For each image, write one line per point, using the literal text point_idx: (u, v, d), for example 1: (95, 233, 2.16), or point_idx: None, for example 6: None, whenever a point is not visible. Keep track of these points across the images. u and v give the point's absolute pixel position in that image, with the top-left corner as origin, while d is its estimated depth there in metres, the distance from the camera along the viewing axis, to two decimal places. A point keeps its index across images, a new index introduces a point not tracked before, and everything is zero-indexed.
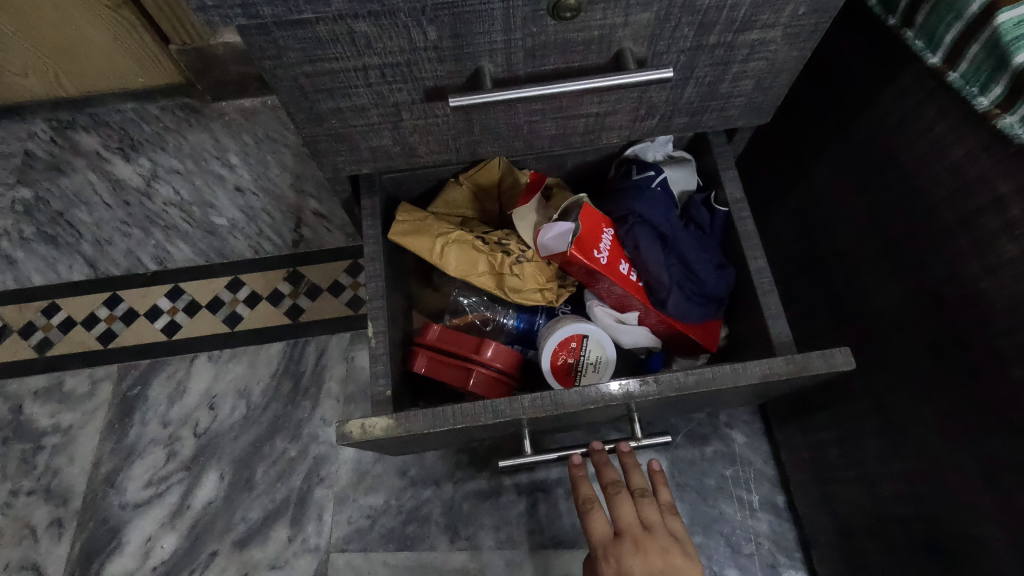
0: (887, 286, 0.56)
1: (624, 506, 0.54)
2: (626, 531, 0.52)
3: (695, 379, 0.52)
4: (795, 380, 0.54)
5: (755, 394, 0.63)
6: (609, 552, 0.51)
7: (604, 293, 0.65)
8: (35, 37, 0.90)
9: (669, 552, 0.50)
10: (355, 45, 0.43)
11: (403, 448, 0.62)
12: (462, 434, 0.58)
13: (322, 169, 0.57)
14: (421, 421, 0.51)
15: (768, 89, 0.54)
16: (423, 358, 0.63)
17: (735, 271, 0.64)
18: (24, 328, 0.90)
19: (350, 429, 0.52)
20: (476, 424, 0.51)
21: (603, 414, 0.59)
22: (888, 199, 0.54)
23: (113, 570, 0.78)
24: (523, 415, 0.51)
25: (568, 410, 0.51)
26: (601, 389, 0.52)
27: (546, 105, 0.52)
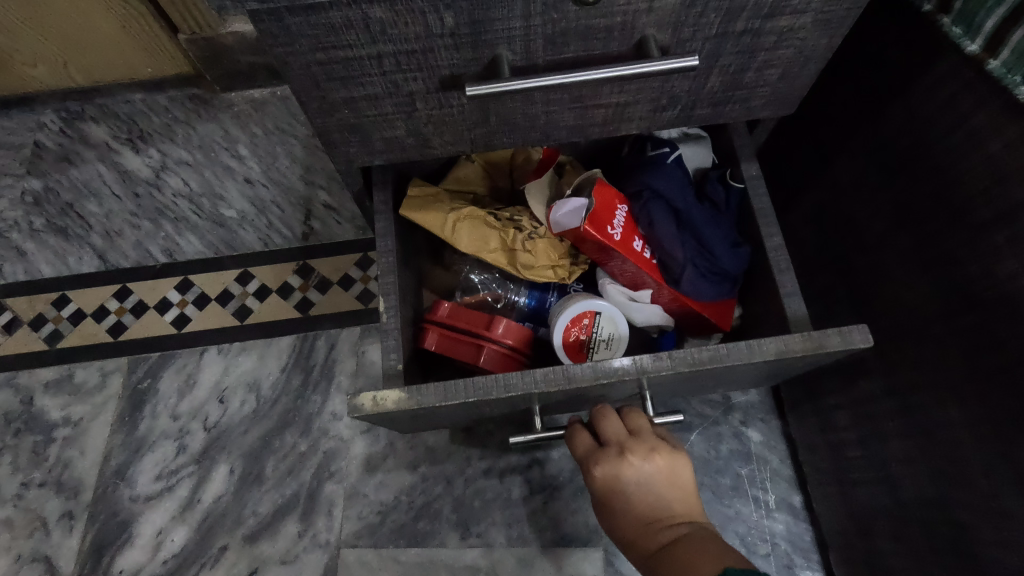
0: (915, 283, 0.54)
1: (610, 420, 0.55)
2: (612, 441, 0.53)
3: (709, 355, 0.50)
4: (813, 358, 0.52)
5: (769, 374, 0.62)
6: (594, 459, 0.52)
7: (616, 270, 0.63)
8: (44, 26, 0.89)
9: (656, 452, 0.51)
10: (369, 32, 0.42)
11: (413, 423, 0.62)
12: (472, 410, 0.57)
13: (335, 160, 0.56)
14: (433, 395, 0.50)
15: (794, 78, 0.52)
16: (434, 335, 0.62)
17: (754, 259, 0.62)
18: (35, 320, 0.90)
19: (360, 402, 0.51)
20: (488, 398, 0.50)
21: (614, 392, 0.58)
22: (919, 193, 0.53)
23: (124, 562, 0.78)
24: (536, 389, 0.50)
25: (579, 385, 0.50)
26: (614, 364, 0.50)
27: (564, 95, 0.50)
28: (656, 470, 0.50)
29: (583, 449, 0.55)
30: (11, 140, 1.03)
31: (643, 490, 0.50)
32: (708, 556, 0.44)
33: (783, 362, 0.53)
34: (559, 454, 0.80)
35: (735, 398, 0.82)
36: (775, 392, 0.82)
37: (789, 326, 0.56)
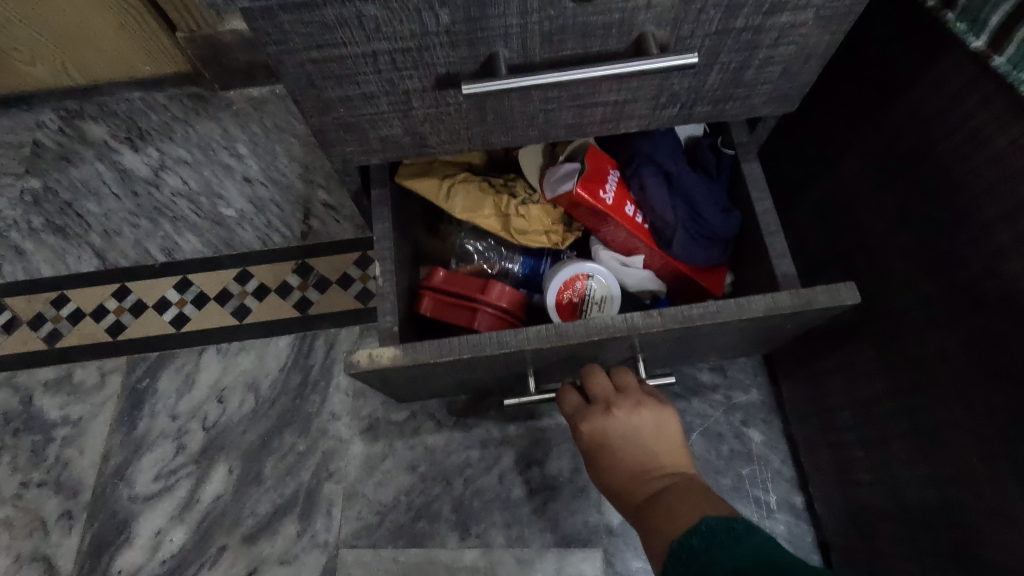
0: (917, 283, 0.54)
1: (598, 378, 0.56)
2: (598, 397, 0.55)
3: (699, 312, 0.51)
4: (801, 316, 0.53)
5: (759, 335, 0.63)
6: (582, 416, 0.54)
7: (609, 236, 0.64)
8: (41, 25, 0.89)
9: (640, 406, 0.52)
10: (363, 29, 0.41)
11: (409, 383, 0.63)
12: (468, 370, 0.58)
13: (331, 159, 0.55)
14: (428, 351, 0.52)
15: (796, 76, 0.52)
16: (429, 300, 0.63)
17: (752, 248, 0.62)
18: (34, 319, 0.90)
19: (357, 359, 0.52)
20: (482, 355, 0.51)
21: (607, 353, 0.59)
22: (922, 191, 0.52)
23: (123, 562, 0.77)
24: (528, 346, 0.51)
25: (571, 341, 0.51)
26: (605, 320, 0.51)
27: (562, 93, 0.50)
28: (640, 423, 0.52)
29: (573, 406, 0.57)
30: (10, 139, 1.03)
31: (628, 442, 0.51)
32: (690, 502, 0.45)
33: (773, 319, 0.53)
34: (559, 454, 0.79)
35: (736, 398, 0.81)
36: (777, 392, 0.81)
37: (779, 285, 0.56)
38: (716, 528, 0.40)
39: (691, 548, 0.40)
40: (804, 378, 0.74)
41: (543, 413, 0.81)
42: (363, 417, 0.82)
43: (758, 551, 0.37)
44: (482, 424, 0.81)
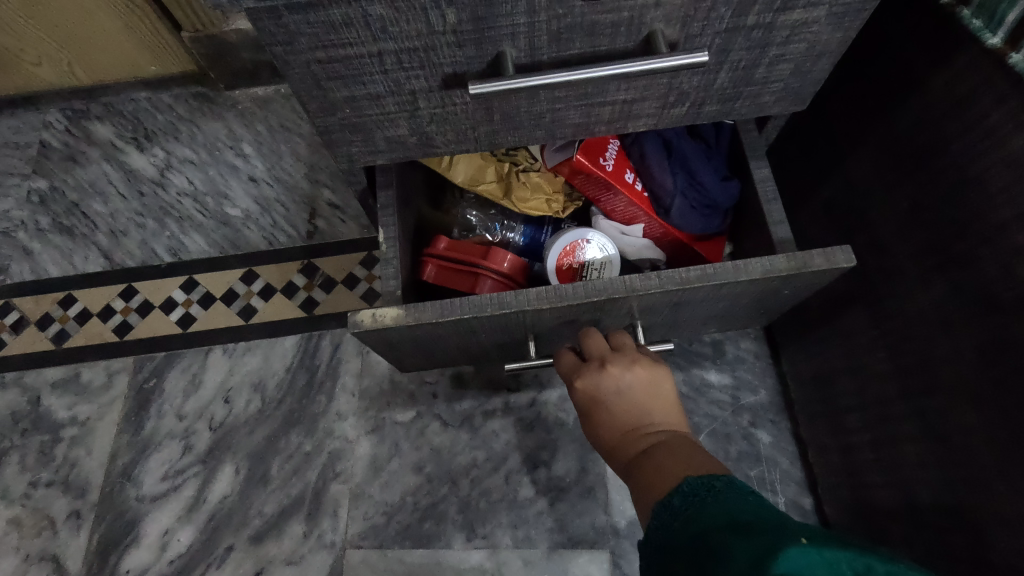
0: (930, 283, 0.53)
1: (595, 338, 0.57)
2: (595, 356, 0.56)
3: (697, 274, 0.52)
4: (798, 278, 0.54)
5: (756, 303, 0.64)
6: (578, 373, 0.55)
7: (609, 205, 0.67)
8: (46, 25, 0.89)
9: (635, 364, 0.53)
10: (369, 29, 0.41)
11: (412, 348, 0.64)
12: (470, 334, 0.60)
13: (337, 160, 0.55)
14: (430, 311, 0.53)
15: (807, 74, 0.51)
16: (432, 267, 0.64)
17: (755, 231, 0.63)
18: (41, 320, 0.90)
19: (360, 319, 0.53)
20: (483, 316, 0.52)
21: (605, 319, 0.60)
22: (935, 190, 0.51)
23: (131, 562, 0.78)
24: (528, 307, 0.52)
25: (569, 303, 0.52)
26: (604, 281, 0.52)
27: (570, 92, 0.49)
28: (635, 380, 0.52)
29: (569, 365, 0.58)
30: (17, 139, 1.03)
31: (621, 399, 0.51)
32: (680, 459, 0.45)
33: (770, 282, 0.54)
34: (565, 455, 0.79)
35: (744, 399, 0.81)
36: (786, 392, 0.80)
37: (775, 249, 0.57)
38: (696, 488, 0.40)
39: (672, 508, 0.40)
40: (813, 379, 0.73)
41: (550, 414, 0.81)
42: (369, 417, 0.82)
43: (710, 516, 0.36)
44: (488, 424, 0.81)
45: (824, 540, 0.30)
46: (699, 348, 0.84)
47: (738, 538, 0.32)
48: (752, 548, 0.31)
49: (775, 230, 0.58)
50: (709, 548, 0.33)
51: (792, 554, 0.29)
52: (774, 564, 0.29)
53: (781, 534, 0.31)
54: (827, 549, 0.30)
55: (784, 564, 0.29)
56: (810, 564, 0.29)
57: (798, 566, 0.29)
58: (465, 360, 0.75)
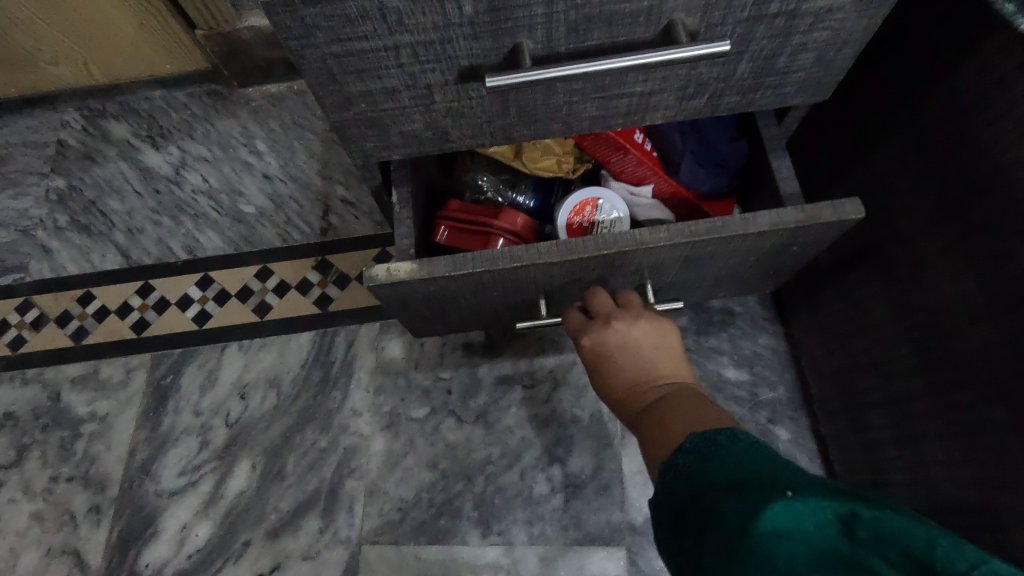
0: (958, 276, 0.51)
1: (602, 298, 0.60)
2: (601, 314, 0.58)
3: (706, 228, 0.53)
4: (807, 232, 0.54)
5: (764, 263, 0.64)
6: (585, 330, 0.58)
7: (619, 166, 0.67)
8: (63, 24, 0.89)
9: (640, 320, 0.56)
10: (386, 21, 0.40)
11: (425, 309, 0.65)
12: (481, 292, 0.61)
13: (352, 155, 0.55)
14: (443, 265, 0.54)
15: (831, 62, 0.50)
16: (445, 229, 0.65)
17: (765, 198, 0.63)
18: (61, 317, 0.91)
19: (375, 273, 0.54)
20: (496, 269, 0.54)
21: (613, 279, 0.61)
22: (964, 180, 0.50)
23: (150, 556, 0.78)
24: (540, 261, 0.53)
25: (579, 257, 0.53)
26: (614, 233, 0.53)
27: (587, 85, 0.48)
28: (641, 334, 0.55)
29: (576, 323, 0.60)
30: (35, 139, 1.04)
31: (627, 352, 0.54)
32: (686, 409, 0.46)
33: (778, 236, 0.55)
34: (580, 452, 0.79)
35: (762, 395, 0.80)
36: (805, 389, 0.79)
37: (784, 205, 0.58)
38: (698, 444, 0.40)
39: (676, 463, 0.40)
40: (833, 374, 0.72)
41: (565, 410, 0.81)
42: (384, 413, 0.82)
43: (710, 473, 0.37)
44: (503, 421, 0.81)
45: (807, 489, 0.31)
46: (716, 344, 0.82)
47: (727, 494, 0.33)
48: (739, 505, 0.32)
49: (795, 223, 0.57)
50: (701, 506, 0.34)
51: (775, 508, 0.30)
52: (757, 521, 0.30)
53: (768, 487, 0.32)
54: (810, 499, 0.30)
55: (767, 519, 0.30)
56: (791, 515, 0.30)
57: (782, 520, 0.29)
58: (476, 326, 0.77)
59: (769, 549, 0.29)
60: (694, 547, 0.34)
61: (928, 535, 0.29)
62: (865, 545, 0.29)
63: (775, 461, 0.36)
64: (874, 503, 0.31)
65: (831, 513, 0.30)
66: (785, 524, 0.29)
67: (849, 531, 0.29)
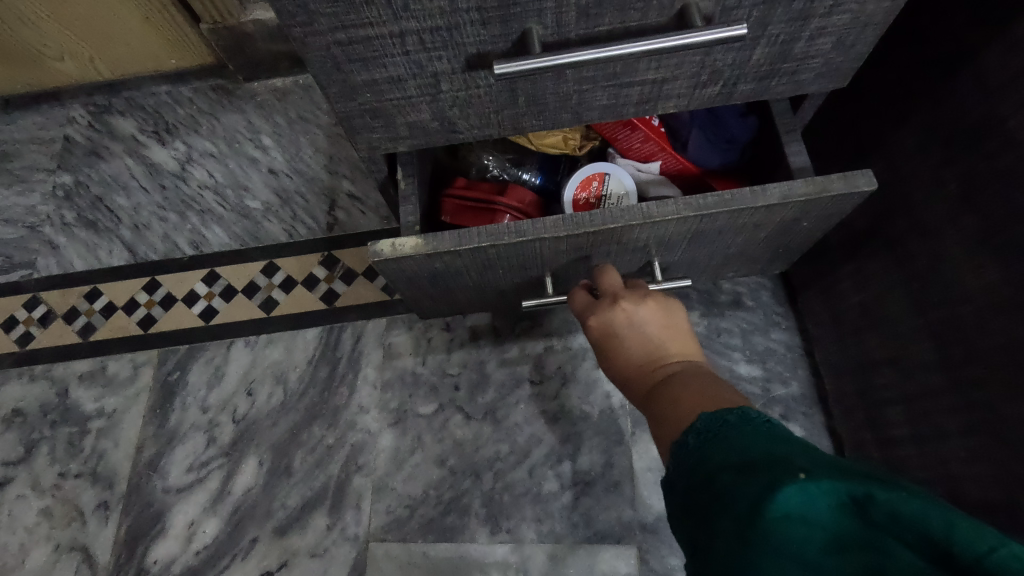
0: (982, 268, 0.50)
1: (609, 276, 0.59)
2: (607, 293, 0.57)
3: (715, 201, 0.52)
4: (816, 205, 0.53)
5: (775, 241, 0.63)
6: (590, 310, 0.57)
7: (626, 143, 0.66)
8: (68, 19, 0.89)
9: (646, 299, 0.54)
10: (391, 8, 0.39)
11: (430, 288, 0.65)
12: (487, 269, 0.60)
13: (357, 147, 0.54)
14: (448, 241, 0.53)
15: (850, 47, 0.48)
16: (450, 206, 0.65)
17: (775, 175, 0.61)
18: (68, 313, 0.91)
19: (381, 248, 0.54)
20: (501, 244, 0.53)
21: (620, 256, 0.61)
22: (988, 168, 0.48)
23: (158, 552, 0.78)
24: (546, 235, 0.52)
25: (586, 231, 0.52)
26: (622, 207, 0.52)
27: (598, 72, 0.47)
28: (647, 314, 0.53)
29: (582, 303, 0.59)
30: (42, 135, 1.04)
31: (633, 332, 0.53)
32: (696, 387, 0.46)
33: (787, 210, 0.54)
34: (590, 449, 0.77)
35: (775, 391, 0.78)
36: (819, 385, 0.78)
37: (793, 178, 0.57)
38: (710, 425, 0.39)
39: (686, 445, 0.39)
40: (850, 370, 0.71)
41: (574, 407, 0.79)
42: (391, 410, 0.81)
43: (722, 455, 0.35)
44: (511, 417, 0.80)
45: (820, 470, 0.31)
46: (728, 339, 0.81)
47: (738, 476, 0.32)
48: (751, 486, 0.31)
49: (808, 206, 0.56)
50: (712, 487, 0.33)
51: (788, 490, 0.29)
52: (770, 504, 0.29)
53: (780, 465, 0.31)
54: (824, 481, 0.30)
55: (780, 502, 0.29)
56: (806, 499, 0.29)
57: (794, 501, 0.29)
58: (482, 307, 0.77)
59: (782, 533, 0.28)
60: (703, 528, 0.33)
61: (948, 516, 0.28)
62: (879, 527, 0.29)
63: (791, 440, 0.35)
64: (892, 484, 0.30)
65: (845, 494, 0.30)
66: (797, 506, 0.29)
67: (863, 512, 0.29)
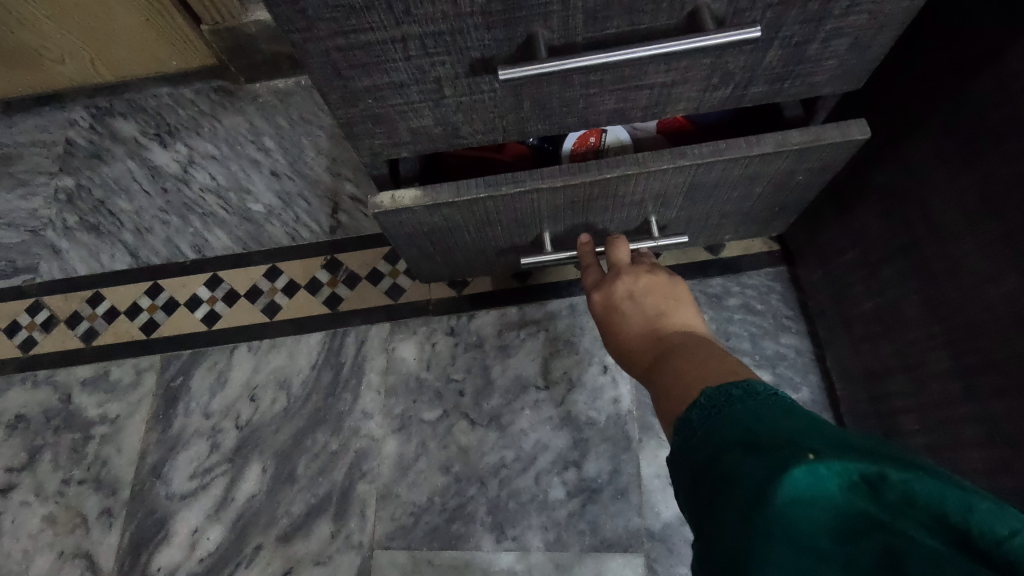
0: (1002, 275, 0.48)
1: (619, 250, 0.63)
2: (615, 266, 0.62)
3: (710, 151, 0.52)
4: (811, 155, 0.54)
5: (773, 196, 0.64)
6: (598, 283, 0.61)
7: None
8: (68, 21, 0.88)
9: (651, 275, 0.59)
10: (392, 12, 0.38)
11: (430, 247, 0.65)
12: (485, 225, 0.60)
13: (359, 153, 0.53)
14: (446, 193, 0.53)
15: (866, 48, 0.47)
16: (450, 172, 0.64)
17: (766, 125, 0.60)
18: (71, 318, 0.91)
19: (380, 201, 0.54)
20: (498, 194, 0.53)
21: (616, 213, 0.61)
22: (1006, 171, 0.47)
23: (162, 560, 0.78)
24: (543, 184, 0.52)
25: (584, 180, 0.52)
26: (617, 157, 0.52)
27: (606, 76, 0.46)
28: (647, 288, 0.58)
29: (592, 276, 0.63)
30: (44, 138, 1.03)
31: (632, 301, 0.58)
32: (698, 357, 0.46)
33: (782, 160, 0.54)
34: (597, 455, 0.76)
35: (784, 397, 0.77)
36: (830, 390, 0.76)
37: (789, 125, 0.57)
38: (713, 399, 0.39)
39: (690, 423, 0.38)
40: (863, 377, 0.69)
41: (580, 413, 0.78)
42: (395, 415, 0.81)
43: (725, 431, 0.35)
44: (517, 423, 0.79)
45: (829, 450, 0.30)
46: (737, 344, 0.80)
47: (742, 456, 0.32)
48: (757, 468, 0.30)
49: (802, 163, 0.55)
50: (717, 470, 0.33)
51: (797, 472, 0.29)
52: (780, 487, 0.29)
53: (786, 445, 0.31)
54: (834, 461, 0.30)
55: (789, 485, 0.29)
56: (812, 480, 0.29)
57: (803, 484, 0.29)
58: (481, 271, 0.77)
59: (793, 519, 0.28)
60: (708, 509, 0.32)
61: (967, 499, 0.29)
62: (892, 507, 0.29)
63: (801, 414, 0.34)
64: (903, 465, 0.30)
65: (856, 474, 0.30)
66: (806, 489, 0.29)
67: (875, 494, 0.29)
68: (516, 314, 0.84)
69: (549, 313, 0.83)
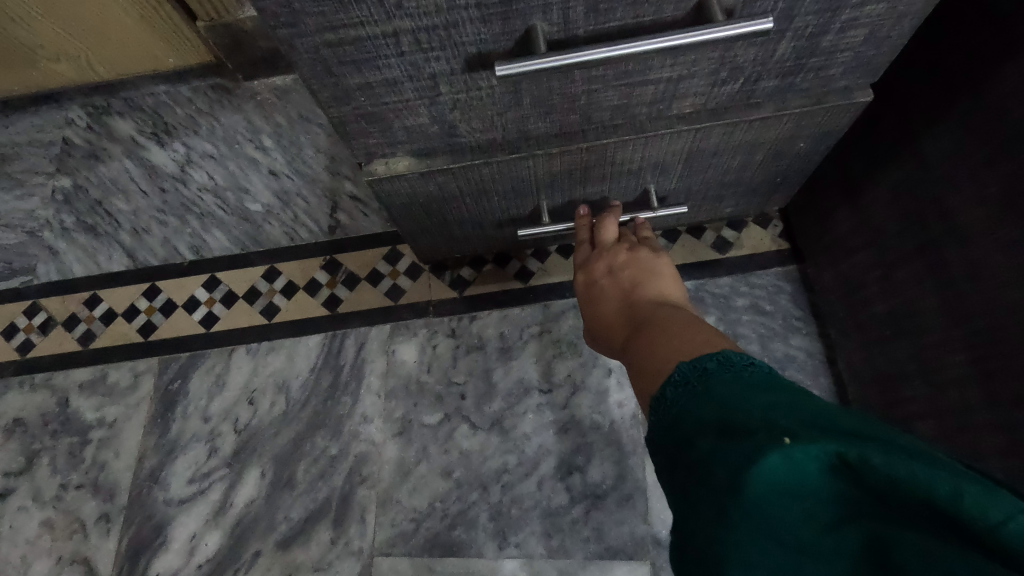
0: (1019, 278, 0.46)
1: (607, 228, 0.62)
2: (601, 244, 0.61)
3: (710, 113, 0.51)
4: (812, 121, 0.52)
5: (773, 167, 0.62)
6: (585, 262, 0.61)
7: None
8: (61, 19, 0.86)
9: (634, 252, 0.58)
10: (383, 7, 0.36)
11: (427, 219, 0.64)
12: (480, 195, 0.59)
13: (353, 152, 0.51)
14: (442, 159, 0.52)
15: (883, 40, 0.44)
16: None
17: None
18: (69, 321, 0.90)
19: (374, 168, 0.52)
20: (492, 159, 0.52)
21: (615, 183, 0.60)
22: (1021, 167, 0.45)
23: (160, 566, 0.77)
24: (539, 150, 0.52)
25: (577, 144, 0.52)
26: (615, 123, 0.51)
27: (610, 71, 0.44)
28: (628, 264, 0.58)
29: (581, 254, 0.63)
30: (40, 138, 1.02)
31: (612, 278, 0.58)
32: (674, 328, 0.45)
33: (782, 125, 0.53)
34: (601, 460, 0.75)
35: None
36: (841, 393, 0.74)
37: None
38: (688, 374, 0.38)
39: (665, 399, 0.37)
40: (877, 380, 0.67)
41: (584, 416, 0.77)
42: (395, 419, 0.79)
43: (699, 405, 0.34)
44: (519, 427, 0.77)
45: (805, 430, 0.29)
46: (745, 345, 0.78)
47: (723, 441, 0.31)
48: (731, 456, 0.30)
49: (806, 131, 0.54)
50: (697, 456, 0.32)
51: (770, 460, 0.28)
52: (753, 478, 0.28)
53: (765, 427, 0.30)
54: (811, 444, 0.29)
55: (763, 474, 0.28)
56: (787, 467, 0.28)
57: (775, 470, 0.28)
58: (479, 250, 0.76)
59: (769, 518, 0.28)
60: (686, 496, 0.32)
61: (957, 481, 0.27)
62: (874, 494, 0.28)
63: (785, 394, 0.33)
64: (889, 446, 0.29)
65: (837, 457, 0.29)
66: (781, 477, 0.28)
67: (858, 481, 0.28)
68: (519, 314, 0.82)
69: (552, 314, 0.81)
